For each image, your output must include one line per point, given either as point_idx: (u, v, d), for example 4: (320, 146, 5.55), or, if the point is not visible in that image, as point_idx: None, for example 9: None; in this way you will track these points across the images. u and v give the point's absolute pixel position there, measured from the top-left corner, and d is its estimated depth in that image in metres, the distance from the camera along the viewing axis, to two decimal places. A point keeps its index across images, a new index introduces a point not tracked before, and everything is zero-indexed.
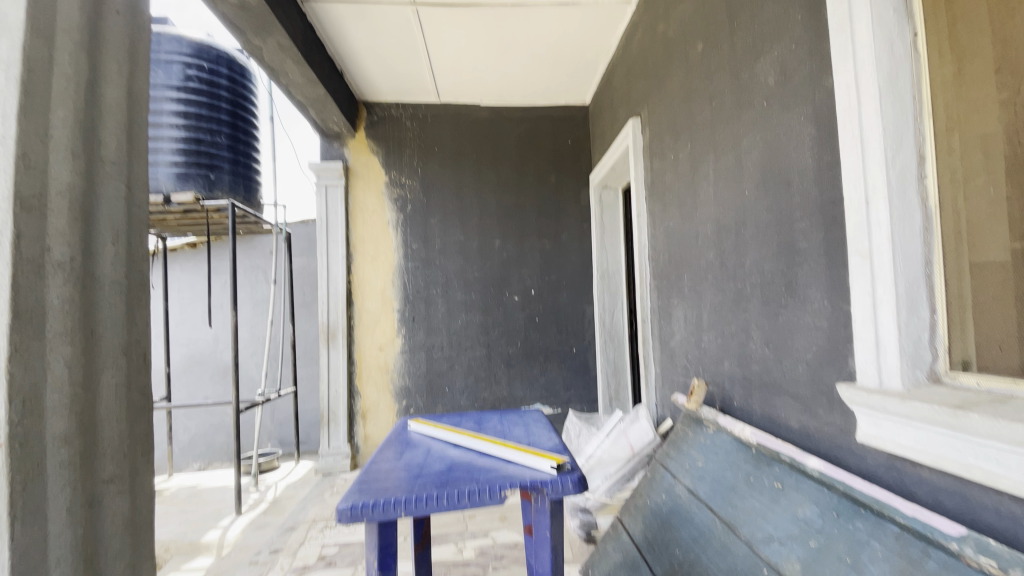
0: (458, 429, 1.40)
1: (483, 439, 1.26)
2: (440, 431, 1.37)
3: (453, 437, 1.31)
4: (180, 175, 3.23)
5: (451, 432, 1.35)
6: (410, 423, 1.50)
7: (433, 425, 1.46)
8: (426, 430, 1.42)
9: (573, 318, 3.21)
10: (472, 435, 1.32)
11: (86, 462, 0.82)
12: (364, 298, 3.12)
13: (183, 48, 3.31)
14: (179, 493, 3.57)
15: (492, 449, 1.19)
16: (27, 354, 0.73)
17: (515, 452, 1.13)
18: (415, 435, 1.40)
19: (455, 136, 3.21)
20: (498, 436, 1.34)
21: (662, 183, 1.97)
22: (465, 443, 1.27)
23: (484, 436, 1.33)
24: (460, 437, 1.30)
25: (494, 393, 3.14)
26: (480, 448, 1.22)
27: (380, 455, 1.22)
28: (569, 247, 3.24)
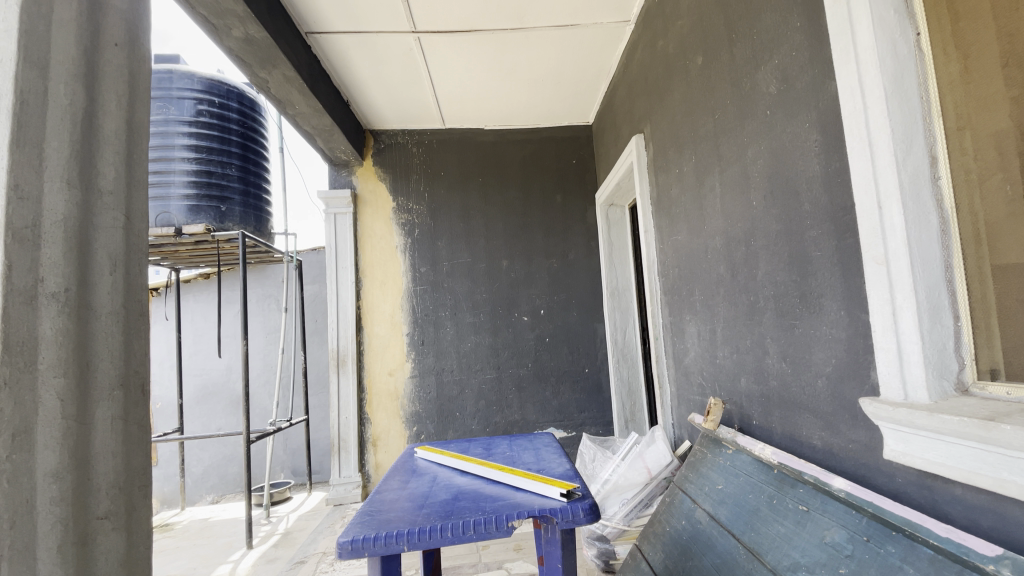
0: (465, 457, 1.36)
1: (490, 466, 1.21)
2: (447, 458, 1.33)
3: (460, 464, 1.27)
4: (192, 208, 3.28)
5: (458, 459, 1.31)
6: (417, 450, 1.46)
7: (441, 452, 1.42)
8: (433, 458, 1.38)
9: (585, 338, 3.16)
10: (479, 462, 1.28)
11: (80, 498, 0.79)
12: (373, 324, 3.11)
13: (195, 84, 3.45)
14: (190, 527, 3.53)
15: (500, 476, 1.14)
16: (17, 387, 0.72)
17: (524, 478, 1.09)
18: (421, 463, 1.36)
19: (461, 160, 3.24)
20: (507, 463, 1.30)
21: (668, 196, 1.95)
22: (473, 471, 1.22)
23: (492, 462, 1.29)
24: (468, 464, 1.26)
25: (506, 417, 3.08)
26: (488, 475, 1.17)
27: (384, 485, 1.18)
28: (577, 266, 3.21)
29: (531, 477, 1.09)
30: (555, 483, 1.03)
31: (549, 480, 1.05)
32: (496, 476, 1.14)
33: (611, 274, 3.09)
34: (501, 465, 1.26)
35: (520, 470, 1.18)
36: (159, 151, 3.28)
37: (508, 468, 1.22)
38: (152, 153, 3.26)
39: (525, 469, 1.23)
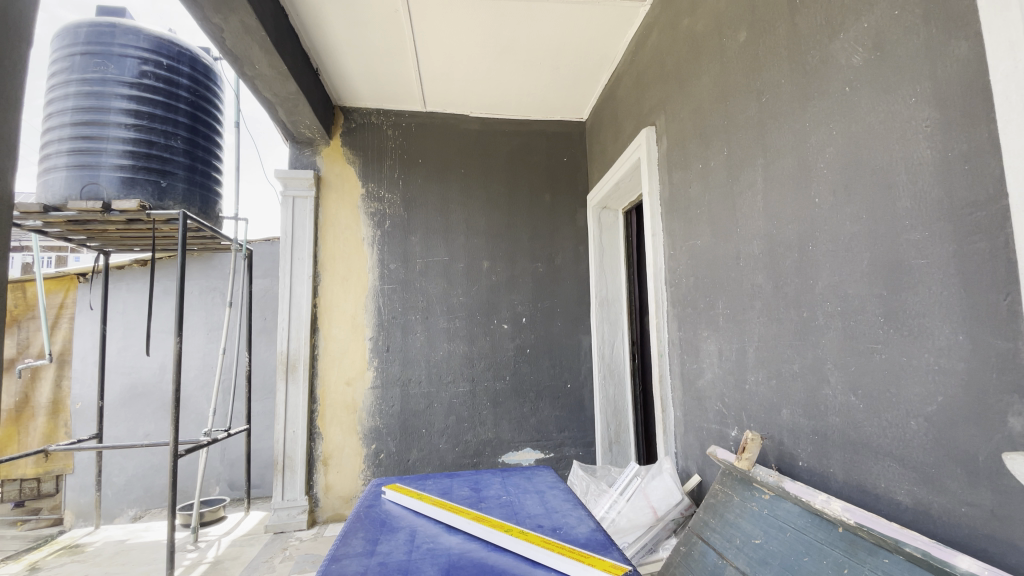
0: (451, 504, 1.07)
1: (490, 523, 0.93)
2: (428, 505, 1.04)
3: (446, 517, 0.98)
4: (126, 180, 2.81)
5: (442, 508, 1.02)
6: (386, 491, 1.15)
7: (417, 495, 1.12)
8: (408, 502, 1.08)
9: (568, 351, 2.91)
10: (473, 515, 0.99)
11: None
12: (332, 325, 2.74)
13: (141, 41, 2.96)
14: (103, 550, 2.91)
15: (506, 540, 0.87)
16: None
17: (543, 549, 0.82)
18: (392, 511, 1.06)
19: (441, 148, 2.94)
20: (507, 515, 1.01)
21: (685, 196, 1.72)
22: (464, 528, 0.94)
23: (489, 515, 1.01)
24: (456, 517, 0.97)
25: (479, 435, 2.77)
26: (487, 537, 0.90)
27: (343, 549, 0.88)
28: (563, 272, 2.96)
29: (551, 549, 0.82)
30: (590, 563, 0.77)
31: (579, 556, 0.80)
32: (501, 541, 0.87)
33: (600, 283, 2.86)
34: (503, 521, 0.98)
35: (532, 533, 0.91)
36: (89, 113, 2.80)
37: (513, 528, 0.95)
38: (82, 114, 2.79)
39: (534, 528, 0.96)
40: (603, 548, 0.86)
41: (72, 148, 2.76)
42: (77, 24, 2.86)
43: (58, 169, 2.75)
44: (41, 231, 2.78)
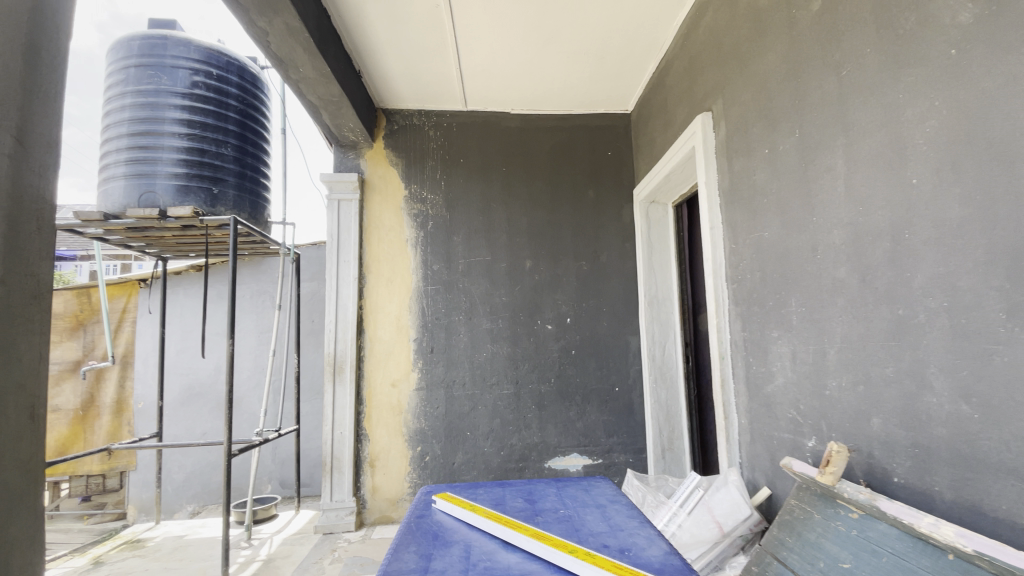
0: (507, 518, 1.00)
1: (551, 542, 0.86)
2: (483, 519, 0.98)
3: (504, 533, 0.91)
4: (181, 188, 2.92)
5: (498, 522, 0.95)
6: (438, 501, 1.11)
7: (469, 506, 1.06)
8: (461, 514, 1.02)
9: (616, 352, 2.80)
10: (531, 532, 0.92)
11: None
12: (376, 326, 2.75)
13: (192, 53, 3.07)
14: (162, 546, 3.02)
15: (570, 563, 0.79)
16: None
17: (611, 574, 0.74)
18: (445, 523, 1.01)
19: (482, 146, 2.89)
20: (568, 533, 0.94)
21: (750, 185, 1.59)
22: (524, 547, 0.87)
23: (548, 533, 0.93)
24: (514, 533, 0.90)
25: (524, 439, 2.71)
26: (549, 558, 0.82)
27: (396, 564, 0.83)
28: (609, 270, 2.85)
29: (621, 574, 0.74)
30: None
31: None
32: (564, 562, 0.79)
33: (649, 281, 2.74)
34: (564, 540, 0.90)
35: (598, 555, 0.83)
36: (146, 124, 2.92)
37: (576, 548, 0.87)
38: (139, 126, 2.91)
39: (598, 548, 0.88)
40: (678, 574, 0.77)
41: (131, 158, 2.88)
42: (133, 39, 2.99)
43: (118, 178, 2.88)
44: (102, 237, 2.95)
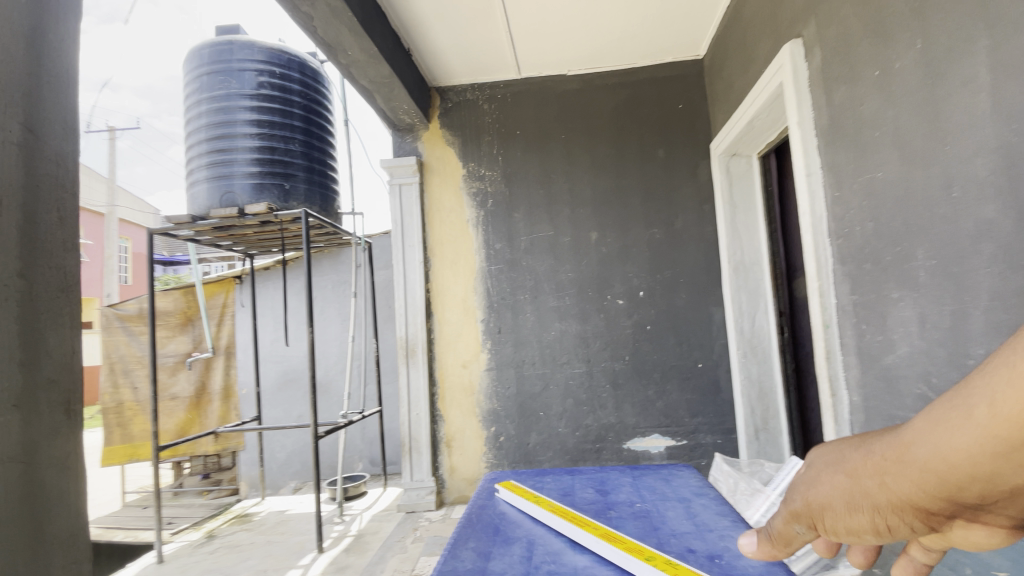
0: (575, 514, 0.90)
1: (624, 544, 0.74)
2: (548, 514, 0.88)
3: (571, 532, 0.80)
4: (256, 186, 3.07)
5: (564, 518, 0.85)
6: (501, 490, 1.03)
7: (535, 497, 0.97)
8: (524, 508, 0.93)
9: (697, 326, 2.58)
10: (602, 532, 0.81)
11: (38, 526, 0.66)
12: (443, 309, 2.73)
13: (256, 54, 3.18)
14: (267, 520, 3.29)
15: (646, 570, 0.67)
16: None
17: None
18: (508, 515, 0.93)
19: (540, 114, 2.74)
20: (645, 534, 0.82)
21: (857, 118, 1.34)
22: (593, 548, 0.76)
23: (622, 532, 0.81)
24: (581, 533, 0.79)
25: (600, 420, 2.59)
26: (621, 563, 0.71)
27: (451, 562, 0.76)
28: (686, 237, 2.62)
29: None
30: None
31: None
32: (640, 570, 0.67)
33: (732, 246, 2.47)
34: (641, 542, 0.77)
35: (682, 563, 0.69)
36: (222, 128, 3.08)
37: (655, 552, 0.74)
38: (215, 130, 3.07)
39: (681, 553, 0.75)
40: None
41: (210, 162, 3.06)
42: (204, 48, 3.15)
43: (202, 182, 3.07)
44: (194, 238, 3.18)
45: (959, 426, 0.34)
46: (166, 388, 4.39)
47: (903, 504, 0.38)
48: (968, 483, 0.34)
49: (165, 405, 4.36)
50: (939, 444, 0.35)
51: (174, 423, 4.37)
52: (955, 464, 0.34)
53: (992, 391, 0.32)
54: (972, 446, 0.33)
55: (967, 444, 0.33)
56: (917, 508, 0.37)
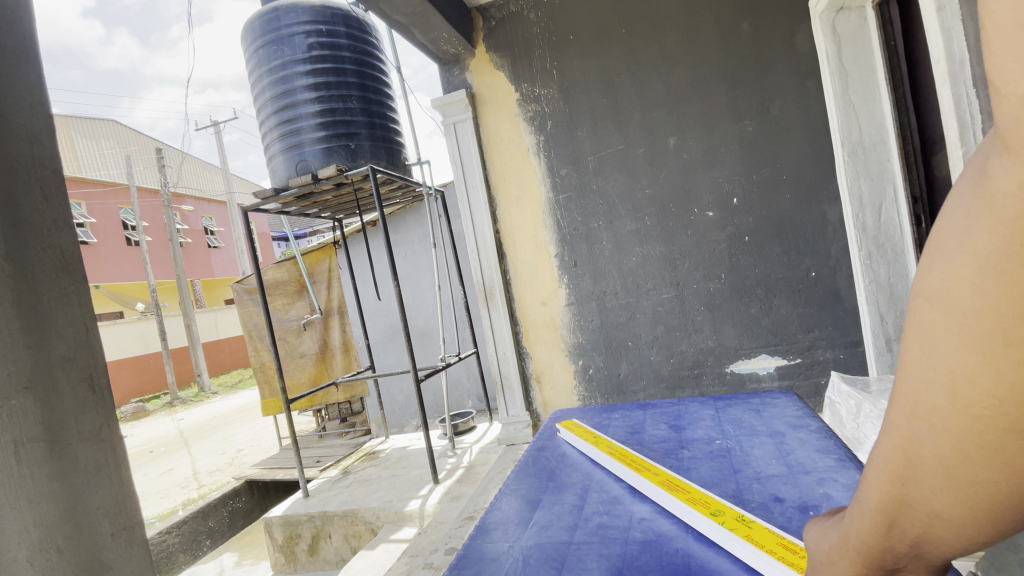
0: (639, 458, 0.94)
1: (686, 494, 0.77)
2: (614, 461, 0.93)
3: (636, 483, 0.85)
4: (324, 150, 3.13)
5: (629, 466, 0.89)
6: (563, 431, 1.12)
7: (594, 437, 1.05)
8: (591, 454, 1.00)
9: (806, 229, 2.22)
10: (665, 478, 0.84)
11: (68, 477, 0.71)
12: (516, 247, 2.63)
13: (302, 15, 3.15)
14: (390, 456, 3.63)
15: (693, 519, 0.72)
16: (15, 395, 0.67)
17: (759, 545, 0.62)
18: (570, 457, 1.03)
19: (594, 13, 2.40)
20: (705, 471, 0.86)
21: None
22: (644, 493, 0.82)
23: (685, 477, 0.84)
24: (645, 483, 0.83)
25: (696, 345, 2.39)
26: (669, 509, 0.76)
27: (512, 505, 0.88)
28: (784, 126, 2.21)
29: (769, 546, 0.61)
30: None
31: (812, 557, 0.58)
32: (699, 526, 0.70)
33: (846, 126, 2.03)
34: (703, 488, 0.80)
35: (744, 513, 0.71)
36: (284, 98, 3.14)
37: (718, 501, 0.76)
38: (279, 102, 3.14)
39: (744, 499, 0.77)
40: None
41: (281, 134, 3.16)
42: (254, 21, 3.18)
43: (278, 155, 3.20)
44: (283, 210, 3.38)
45: (859, 508, 0.37)
46: (295, 347, 4.83)
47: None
48: (881, 552, 0.36)
49: (297, 361, 4.84)
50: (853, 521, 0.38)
51: (306, 375, 4.84)
52: (865, 539, 0.37)
53: (865, 475, 0.36)
54: (869, 523, 0.36)
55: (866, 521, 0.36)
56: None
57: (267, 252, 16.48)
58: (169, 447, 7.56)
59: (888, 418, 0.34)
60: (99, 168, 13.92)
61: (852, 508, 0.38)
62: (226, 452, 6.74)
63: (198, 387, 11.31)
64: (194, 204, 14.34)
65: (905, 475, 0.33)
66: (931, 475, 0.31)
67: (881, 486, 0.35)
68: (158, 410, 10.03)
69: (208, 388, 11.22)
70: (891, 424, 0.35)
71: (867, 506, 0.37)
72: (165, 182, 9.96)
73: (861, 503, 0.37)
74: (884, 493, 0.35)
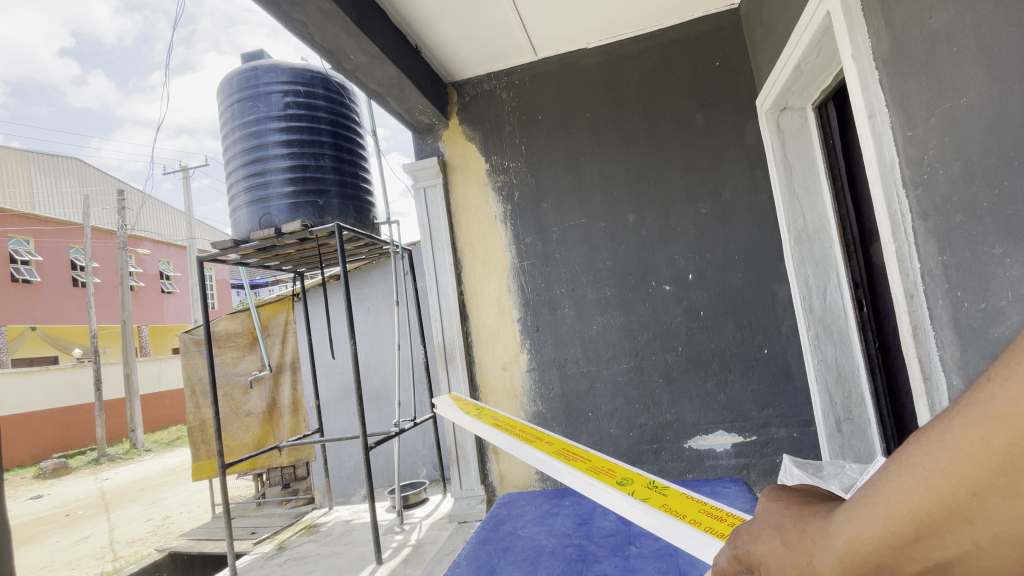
0: (523, 432, 1.08)
1: (585, 467, 0.91)
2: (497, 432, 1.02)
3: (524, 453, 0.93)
4: (291, 205, 3.11)
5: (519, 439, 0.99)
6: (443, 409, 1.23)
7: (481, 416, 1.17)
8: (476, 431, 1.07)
9: (758, 307, 2.31)
10: (558, 449, 1.01)
11: None
12: (479, 310, 2.62)
13: (281, 76, 3.23)
14: (332, 530, 3.36)
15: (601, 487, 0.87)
16: None
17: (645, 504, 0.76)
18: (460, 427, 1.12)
19: (561, 96, 2.56)
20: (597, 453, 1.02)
21: (928, 35, 1.08)
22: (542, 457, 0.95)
23: (579, 453, 1.00)
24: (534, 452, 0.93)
25: (655, 418, 2.37)
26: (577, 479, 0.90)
27: None
28: (736, 209, 2.35)
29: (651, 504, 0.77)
30: (702, 527, 0.71)
31: (681, 515, 0.74)
32: (589, 490, 0.82)
33: (791, 214, 2.17)
34: (590, 460, 0.97)
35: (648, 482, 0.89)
36: (254, 152, 3.15)
37: (614, 472, 0.93)
38: (249, 155, 3.15)
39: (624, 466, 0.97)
40: (709, 502, 0.82)
41: (248, 187, 3.14)
42: (233, 77, 3.23)
43: (242, 207, 3.17)
44: (242, 261, 3.29)
45: (871, 513, 0.31)
46: (241, 405, 4.58)
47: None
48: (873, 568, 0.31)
49: (241, 420, 4.57)
50: (857, 521, 0.32)
51: (251, 437, 4.56)
52: (865, 549, 0.31)
53: (901, 484, 0.30)
54: (876, 532, 0.30)
55: (875, 530, 0.31)
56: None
57: (223, 301, 15.92)
58: (87, 510, 6.80)
59: (982, 411, 0.26)
60: (54, 206, 13.37)
61: (858, 508, 0.33)
62: (151, 519, 6.11)
63: (130, 444, 10.41)
64: (151, 247, 13.86)
65: (962, 513, 0.26)
66: (993, 524, 0.25)
67: (925, 499, 0.28)
68: (81, 468, 9.11)
69: (142, 445, 10.34)
70: (979, 419, 0.26)
71: (886, 514, 0.30)
72: (124, 225, 9.63)
73: (877, 509, 0.31)
74: (928, 506, 0.28)
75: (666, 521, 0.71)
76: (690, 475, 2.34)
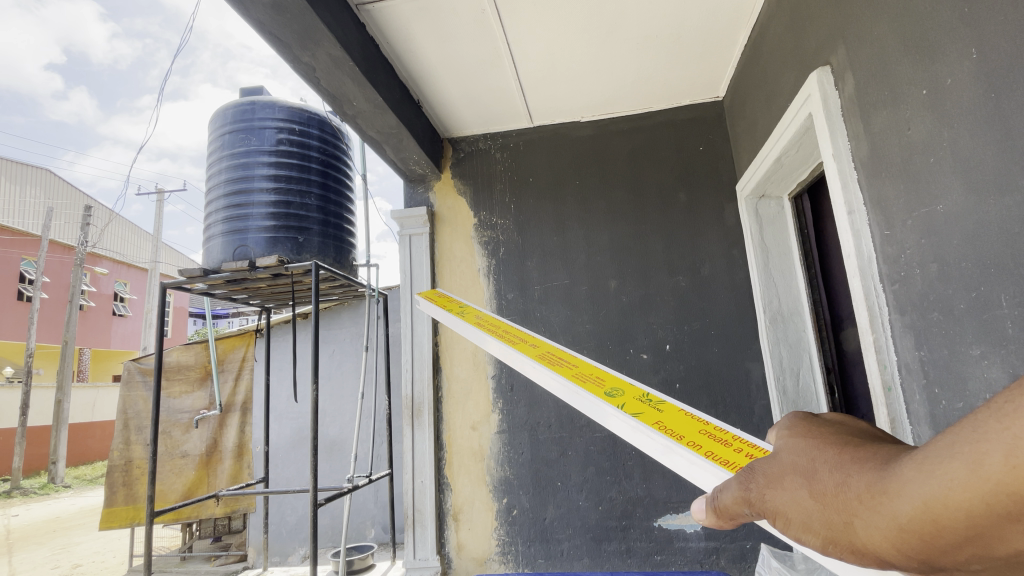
0: (513, 339, 1.15)
1: (570, 376, 0.94)
2: (496, 344, 1.09)
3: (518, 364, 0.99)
4: (270, 239, 3.03)
5: (515, 350, 1.05)
6: (438, 315, 1.32)
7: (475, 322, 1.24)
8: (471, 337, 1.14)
9: (731, 384, 2.32)
10: (550, 357, 1.06)
11: None
12: (452, 364, 2.55)
13: (277, 112, 3.26)
14: None
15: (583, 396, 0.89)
16: None
17: (636, 421, 0.78)
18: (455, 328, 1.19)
19: (553, 161, 2.64)
20: (587, 359, 1.05)
21: (906, 145, 1.16)
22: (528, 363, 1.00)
23: (566, 359, 1.04)
24: (528, 365, 0.98)
25: (626, 493, 2.29)
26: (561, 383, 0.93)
27: None
28: (714, 284, 2.40)
29: (643, 421, 0.77)
30: (703, 451, 0.69)
31: (678, 436, 0.74)
32: (578, 403, 0.86)
33: (767, 295, 2.24)
34: (587, 372, 0.99)
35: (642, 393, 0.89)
36: (239, 183, 3.10)
37: (603, 380, 0.95)
38: (233, 186, 3.09)
39: (623, 379, 0.96)
40: (715, 424, 0.79)
41: (227, 217, 3.06)
42: (229, 108, 3.24)
43: (218, 236, 3.07)
44: (208, 292, 3.14)
45: (948, 479, 0.34)
46: (178, 445, 4.25)
47: (866, 547, 0.41)
48: (945, 532, 0.35)
49: (176, 462, 4.23)
50: (930, 490, 0.36)
51: (182, 483, 4.21)
52: (938, 516, 0.35)
53: (988, 448, 0.32)
54: (959, 497, 0.34)
55: (959, 496, 0.34)
56: (880, 556, 0.40)
57: (177, 329, 15.16)
58: None
59: None
60: (14, 215, 12.76)
61: (933, 467, 0.36)
62: (57, 567, 5.44)
63: (48, 477, 9.46)
64: (110, 267, 13.24)
65: None
66: None
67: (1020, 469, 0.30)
68: None
69: (61, 480, 9.40)
70: None
71: (968, 476, 0.33)
72: (84, 242, 9.14)
73: (961, 473, 0.33)
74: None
75: (663, 441, 0.72)
76: (658, 557, 2.23)
